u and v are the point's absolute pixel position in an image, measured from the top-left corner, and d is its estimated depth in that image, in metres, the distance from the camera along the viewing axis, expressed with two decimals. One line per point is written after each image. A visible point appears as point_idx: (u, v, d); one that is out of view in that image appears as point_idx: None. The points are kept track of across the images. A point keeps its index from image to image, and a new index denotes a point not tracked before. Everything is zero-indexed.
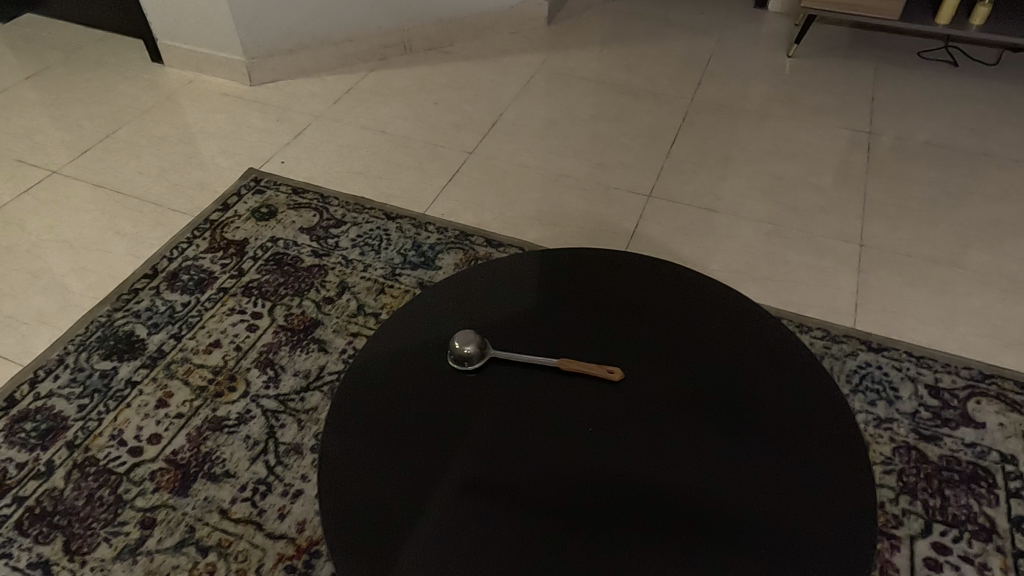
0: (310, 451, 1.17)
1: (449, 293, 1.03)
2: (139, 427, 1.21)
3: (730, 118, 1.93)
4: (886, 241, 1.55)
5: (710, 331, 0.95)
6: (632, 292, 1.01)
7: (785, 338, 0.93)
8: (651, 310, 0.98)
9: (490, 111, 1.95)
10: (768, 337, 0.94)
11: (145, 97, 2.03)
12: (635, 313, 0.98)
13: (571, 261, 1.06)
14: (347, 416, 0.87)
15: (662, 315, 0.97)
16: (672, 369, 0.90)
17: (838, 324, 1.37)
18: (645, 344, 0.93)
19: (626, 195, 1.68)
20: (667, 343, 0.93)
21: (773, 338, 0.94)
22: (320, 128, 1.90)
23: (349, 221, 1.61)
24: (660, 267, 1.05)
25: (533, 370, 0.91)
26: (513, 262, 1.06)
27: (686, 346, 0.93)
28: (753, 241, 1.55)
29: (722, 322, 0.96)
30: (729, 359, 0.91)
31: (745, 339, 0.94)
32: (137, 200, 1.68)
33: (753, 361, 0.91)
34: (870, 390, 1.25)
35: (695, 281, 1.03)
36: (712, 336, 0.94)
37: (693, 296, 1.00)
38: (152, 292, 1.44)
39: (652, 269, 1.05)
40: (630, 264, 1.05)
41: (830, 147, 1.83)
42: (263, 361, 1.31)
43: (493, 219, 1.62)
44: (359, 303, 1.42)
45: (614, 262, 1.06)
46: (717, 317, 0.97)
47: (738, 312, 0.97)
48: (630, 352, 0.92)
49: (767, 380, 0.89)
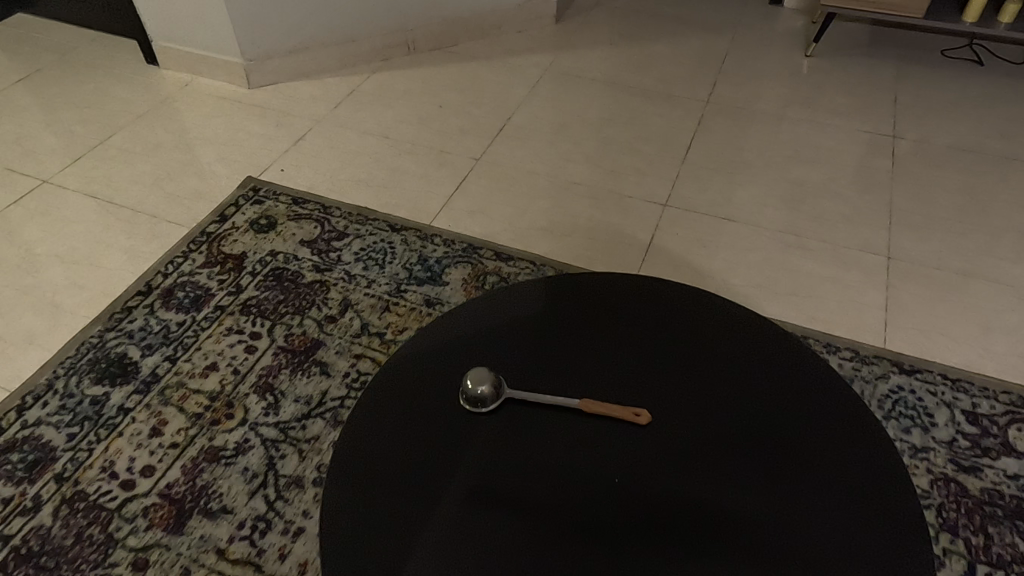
0: (311, 485, 1.11)
1: (460, 322, 0.95)
2: (132, 458, 1.15)
3: (747, 121, 1.86)
4: (915, 253, 1.47)
5: (746, 363, 0.87)
6: (659, 321, 0.93)
7: (825, 370, 0.86)
8: (680, 340, 0.90)
9: (497, 115, 1.88)
10: (808, 368, 0.86)
11: (140, 100, 1.96)
12: (662, 343, 0.90)
13: (590, 285, 0.99)
14: (349, 462, 0.80)
15: (693, 345, 0.89)
16: (705, 408, 0.82)
17: (867, 344, 1.30)
18: (674, 380, 0.85)
19: (641, 203, 1.61)
20: (698, 379, 0.85)
21: (812, 369, 0.86)
22: (321, 134, 1.83)
23: (352, 233, 1.54)
24: (687, 291, 0.97)
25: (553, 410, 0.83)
26: (528, 287, 0.99)
27: (718, 382, 0.85)
28: (776, 253, 1.48)
29: (758, 353, 0.88)
30: (766, 397, 0.83)
31: (784, 372, 0.86)
32: (131, 211, 1.61)
33: (792, 397, 0.83)
34: (903, 416, 1.18)
35: (726, 306, 0.95)
36: (747, 368, 0.86)
37: (725, 322, 0.92)
38: (146, 311, 1.38)
39: (678, 292, 0.97)
40: (655, 288, 0.98)
41: (852, 152, 1.75)
42: (262, 385, 1.25)
43: (503, 230, 1.55)
44: (363, 322, 1.36)
45: (637, 285, 0.98)
46: (753, 346, 0.89)
47: (775, 340, 0.89)
48: (658, 389, 0.85)
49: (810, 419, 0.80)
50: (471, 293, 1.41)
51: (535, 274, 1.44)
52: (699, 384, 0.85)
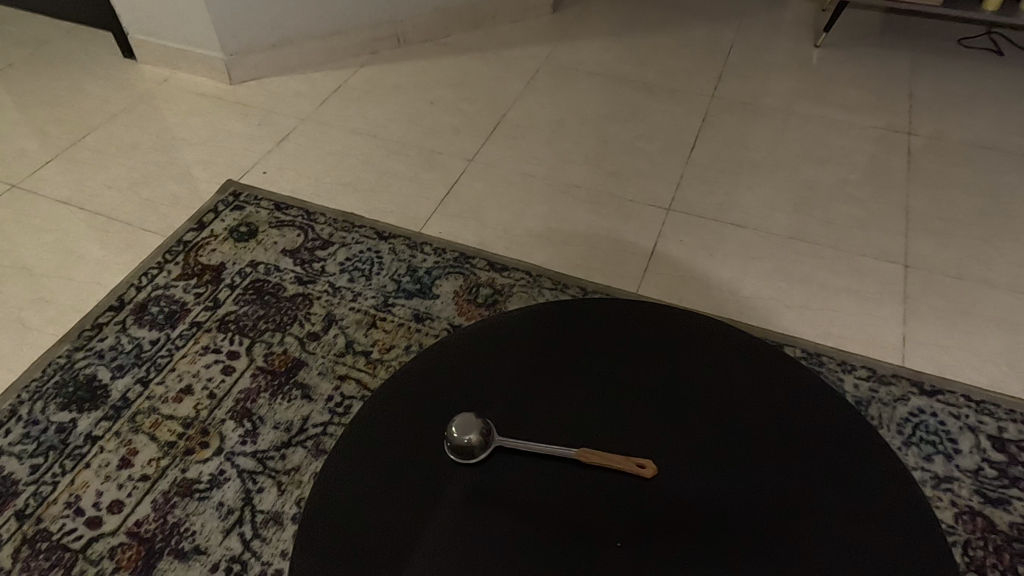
0: (291, 522, 1.03)
1: (447, 355, 0.86)
2: (99, 492, 1.07)
3: (755, 118, 1.77)
4: (933, 261, 1.39)
5: (760, 402, 0.79)
6: (667, 352, 0.84)
7: (846, 411, 0.78)
8: (690, 375, 0.82)
9: (491, 112, 1.79)
10: (829, 407, 0.78)
11: (116, 98, 1.86)
12: (670, 380, 0.81)
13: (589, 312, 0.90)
14: (318, 522, 0.71)
15: (704, 382, 0.81)
16: (719, 457, 0.74)
17: (884, 361, 1.22)
18: (684, 423, 0.77)
19: (643, 208, 1.52)
20: (710, 421, 0.77)
21: (833, 412, 0.78)
22: (306, 133, 1.74)
23: (337, 241, 1.46)
24: (695, 317, 0.89)
25: (550, 460, 0.75)
26: (521, 315, 0.90)
27: (733, 425, 0.76)
28: (786, 261, 1.39)
29: (774, 391, 0.80)
30: (785, 441, 0.75)
31: (803, 412, 0.78)
32: (104, 218, 1.52)
33: (813, 446, 0.75)
34: (925, 443, 1.10)
35: (737, 336, 0.87)
36: (764, 409, 0.78)
37: (737, 353, 0.84)
38: (117, 328, 1.30)
39: (685, 319, 0.88)
40: (661, 316, 0.89)
41: (866, 150, 1.66)
42: (239, 411, 1.17)
43: (497, 237, 1.46)
44: (348, 340, 1.28)
45: (640, 312, 0.89)
46: (769, 383, 0.81)
47: (790, 376, 0.81)
48: (667, 433, 0.76)
49: (832, 469, 0.73)
50: (463, 307, 1.33)
51: (531, 285, 1.36)
52: (713, 426, 0.77)
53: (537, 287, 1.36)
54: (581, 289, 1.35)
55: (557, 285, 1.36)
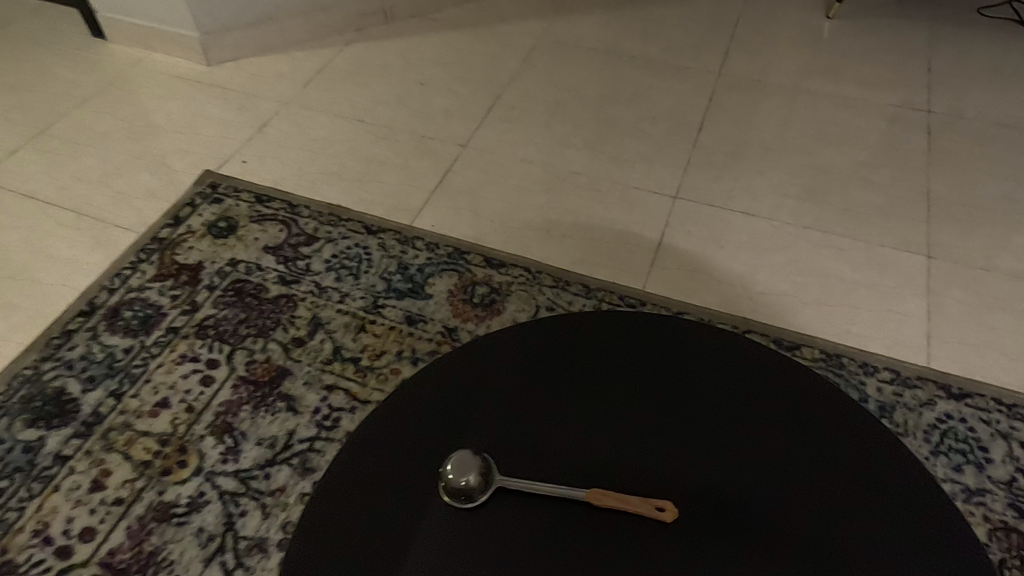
0: (277, 549, 0.96)
1: (441, 378, 0.77)
2: (68, 518, 0.99)
3: (765, 96, 1.67)
4: (958, 251, 1.31)
5: (796, 430, 0.70)
6: (687, 372, 0.75)
7: (892, 441, 0.69)
8: (714, 399, 0.72)
9: (485, 93, 1.68)
10: (872, 436, 0.69)
11: (85, 81, 1.75)
12: (693, 405, 0.72)
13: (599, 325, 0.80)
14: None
15: (730, 406, 0.72)
16: (748, 499, 0.65)
17: (908, 361, 1.15)
18: (708, 457, 0.68)
19: (648, 196, 1.43)
20: (738, 453, 0.68)
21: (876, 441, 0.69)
22: (289, 118, 1.63)
23: (322, 236, 1.37)
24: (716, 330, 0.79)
25: (558, 501, 0.66)
26: (522, 330, 0.81)
27: (766, 462, 0.67)
28: (801, 253, 1.31)
29: (810, 415, 0.71)
30: (823, 475, 0.66)
31: (842, 439, 0.69)
32: (74, 214, 1.42)
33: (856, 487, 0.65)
34: (954, 451, 1.03)
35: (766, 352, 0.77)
36: (799, 436, 0.69)
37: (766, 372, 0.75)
38: (88, 335, 1.21)
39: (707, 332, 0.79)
40: (679, 328, 0.79)
41: (883, 130, 1.56)
42: (220, 425, 1.09)
43: (493, 230, 1.37)
44: (335, 345, 1.20)
45: (656, 325, 0.80)
46: (802, 404, 0.72)
47: (828, 400, 0.72)
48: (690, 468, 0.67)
49: (879, 508, 0.64)
50: (458, 308, 1.24)
51: (530, 282, 1.27)
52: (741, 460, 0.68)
53: (537, 285, 1.27)
54: (583, 286, 1.27)
55: (558, 282, 1.27)
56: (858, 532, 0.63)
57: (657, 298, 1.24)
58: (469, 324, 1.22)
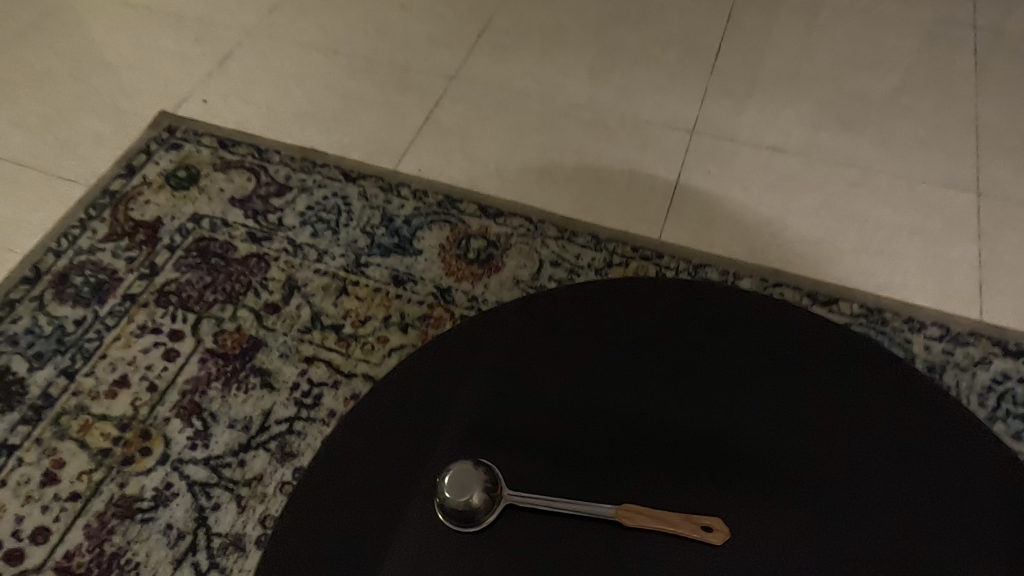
0: (255, 547, 0.86)
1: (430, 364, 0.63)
2: (18, 518, 0.88)
3: (789, 14, 1.48)
4: (1010, 188, 1.17)
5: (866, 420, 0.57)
6: (724, 354, 0.61)
7: (986, 440, 0.56)
8: (763, 387, 0.59)
9: (475, 18, 1.49)
10: (962, 434, 0.56)
11: (20, 11, 1.54)
12: (735, 396, 0.59)
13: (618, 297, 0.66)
14: None
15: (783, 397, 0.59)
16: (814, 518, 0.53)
17: (957, 315, 1.02)
18: (765, 465, 0.55)
19: (662, 132, 1.27)
20: (800, 457, 0.55)
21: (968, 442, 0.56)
22: (254, 50, 1.45)
23: (295, 186, 1.21)
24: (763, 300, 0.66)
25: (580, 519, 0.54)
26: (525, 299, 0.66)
27: (835, 470, 0.55)
28: (835, 194, 1.17)
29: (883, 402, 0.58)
30: (906, 486, 0.54)
31: (927, 440, 0.56)
32: (14, 166, 1.26)
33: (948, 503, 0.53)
34: (1013, 417, 0.92)
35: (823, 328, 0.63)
36: (869, 430, 0.56)
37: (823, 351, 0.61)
38: (33, 306, 1.07)
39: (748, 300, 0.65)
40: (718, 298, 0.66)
41: (923, 51, 1.39)
42: (187, 406, 0.97)
43: (488, 174, 1.22)
44: (313, 310, 1.06)
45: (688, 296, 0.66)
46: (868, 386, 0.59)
47: (908, 389, 0.59)
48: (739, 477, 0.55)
49: (979, 525, 0.52)
50: (451, 265, 1.10)
51: (532, 234, 1.13)
52: (797, 464, 0.55)
53: (540, 237, 1.13)
54: (592, 237, 1.13)
55: (563, 233, 1.13)
56: (954, 556, 0.51)
57: (674, 249, 1.10)
58: (464, 283, 1.08)
